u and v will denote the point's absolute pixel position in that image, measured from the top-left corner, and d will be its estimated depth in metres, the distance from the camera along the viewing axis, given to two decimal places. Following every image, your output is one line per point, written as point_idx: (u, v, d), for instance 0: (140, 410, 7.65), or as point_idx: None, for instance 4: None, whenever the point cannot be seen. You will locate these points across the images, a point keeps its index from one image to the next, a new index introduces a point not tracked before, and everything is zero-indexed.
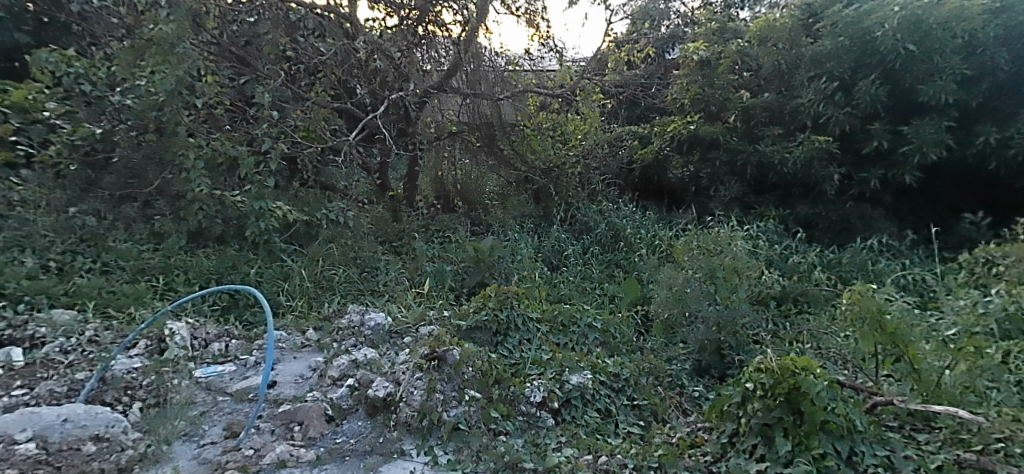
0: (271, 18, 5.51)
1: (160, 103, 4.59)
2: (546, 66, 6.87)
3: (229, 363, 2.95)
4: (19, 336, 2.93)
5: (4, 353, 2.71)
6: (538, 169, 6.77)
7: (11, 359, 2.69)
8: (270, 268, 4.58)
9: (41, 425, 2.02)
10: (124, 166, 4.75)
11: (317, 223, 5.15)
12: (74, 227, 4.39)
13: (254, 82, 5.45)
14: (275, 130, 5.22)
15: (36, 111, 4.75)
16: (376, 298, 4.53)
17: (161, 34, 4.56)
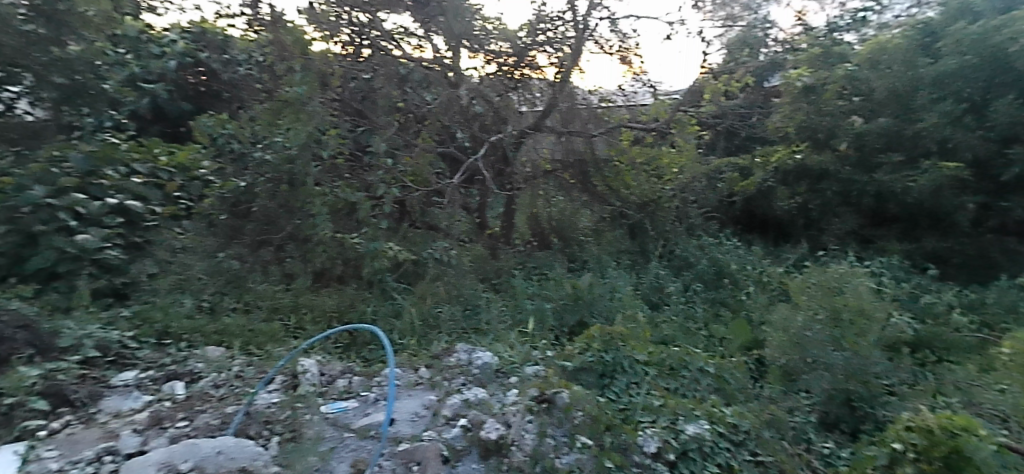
0: (385, 74, 5.92)
1: (293, 157, 5.09)
2: (639, 100, 6.76)
3: (352, 399, 3.13)
4: (183, 370, 3.45)
5: (169, 387, 3.21)
6: (634, 204, 6.77)
7: (175, 393, 3.16)
8: (383, 307, 4.82)
9: (199, 456, 2.21)
10: (262, 214, 5.26)
11: (424, 262, 5.34)
12: (222, 270, 4.91)
13: (368, 134, 5.84)
14: (389, 175, 5.55)
15: (195, 169, 5.56)
16: (480, 337, 4.59)
17: (294, 95, 5.18)
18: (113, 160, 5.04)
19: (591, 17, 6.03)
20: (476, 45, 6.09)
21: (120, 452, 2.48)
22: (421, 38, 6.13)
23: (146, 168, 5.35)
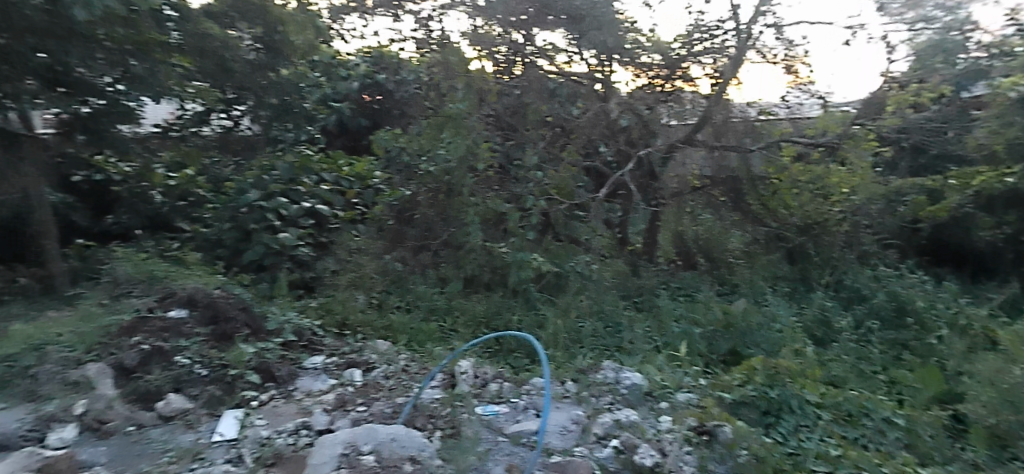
0: (534, 89, 5.93)
1: (450, 170, 5.46)
2: (805, 113, 6.13)
3: (503, 404, 3.25)
4: (359, 359, 3.88)
5: (349, 373, 3.62)
6: (794, 226, 6.24)
7: (354, 379, 3.55)
8: (528, 316, 4.88)
9: (376, 441, 2.42)
10: (422, 221, 5.65)
11: (566, 275, 5.32)
12: (387, 271, 5.41)
13: (518, 147, 5.92)
14: (538, 188, 5.63)
15: (369, 179, 6.25)
16: (624, 356, 4.39)
17: (456, 111, 5.51)
18: (308, 169, 5.94)
19: (755, 24, 5.73)
20: (625, 58, 5.94)
21: (313, 428, 2.83)
22: (571, 53, 5.99)
23: (331, 177, 6.20)
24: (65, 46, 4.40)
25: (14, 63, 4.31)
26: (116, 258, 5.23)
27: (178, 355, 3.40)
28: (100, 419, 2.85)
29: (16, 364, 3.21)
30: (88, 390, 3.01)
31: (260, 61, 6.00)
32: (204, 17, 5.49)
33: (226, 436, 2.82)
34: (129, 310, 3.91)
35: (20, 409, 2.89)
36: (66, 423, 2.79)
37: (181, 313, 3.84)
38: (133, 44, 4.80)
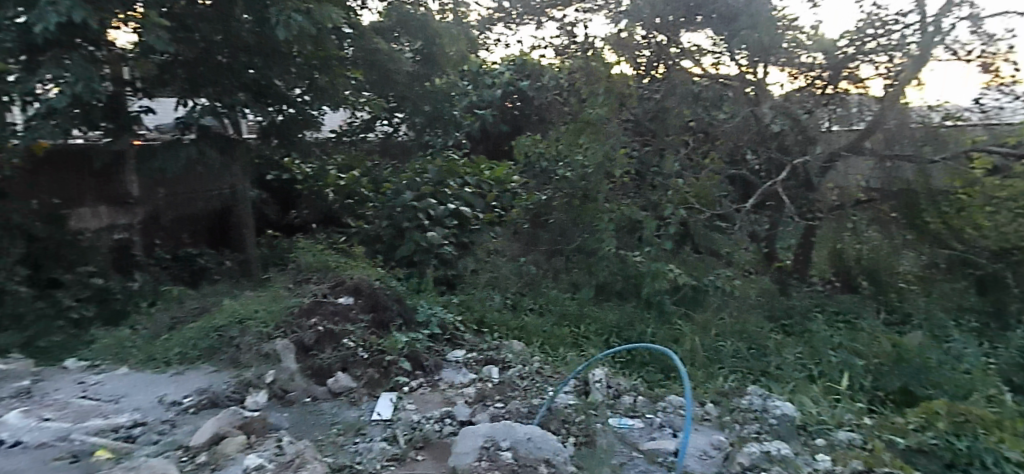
0: (679, 93, 5.39)
1: (586, 175, 5.44)
2: (1009, 119, 4.90)
3: (638, 419, 3.19)
4: (497, 357, 4.04)
5: (488, 370, 3.80)
6: (986, 250, 5.04)
7: (491, 375, 3.72)
8: (663, 330, 4.75)
9: (514, 438, 2.53)
10: (556, 226, 5.68)
11: (704, 289, 5.07)
12: (521, 274, 5.55)
13: (657, 154, 5.57)
14: (677, 196, 5.30)
15: (507, 183, 6.50)
16: (770, 382, 4.09)
17: (595, 117, 5.38)
18: (454, 173, 6.46)
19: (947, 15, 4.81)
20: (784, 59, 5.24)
21: (456, 418, 3.04)
22: (719, 53, 5.43)
23: (473, 180, 6.58)
24: (266, 63, 5.33)
25: (230, 78, 5.30)
26: (297, 250, 6.24)
27: (345, 338, 3.81)
28: (284, 388, 3.32)
29: (226, 335, 3.97)
30: (277, 362, 3.55)
31: (418, 72, 6.51)
32: (373, 34, 6.10)
33: (382, 416, 3.12)
34: (308, 295, 4.47)
35: (228, 373, 3.62)
36: (259, 389, 3.33)
37: (348, 300, 4.27)
38: (317, 59, 5.58)
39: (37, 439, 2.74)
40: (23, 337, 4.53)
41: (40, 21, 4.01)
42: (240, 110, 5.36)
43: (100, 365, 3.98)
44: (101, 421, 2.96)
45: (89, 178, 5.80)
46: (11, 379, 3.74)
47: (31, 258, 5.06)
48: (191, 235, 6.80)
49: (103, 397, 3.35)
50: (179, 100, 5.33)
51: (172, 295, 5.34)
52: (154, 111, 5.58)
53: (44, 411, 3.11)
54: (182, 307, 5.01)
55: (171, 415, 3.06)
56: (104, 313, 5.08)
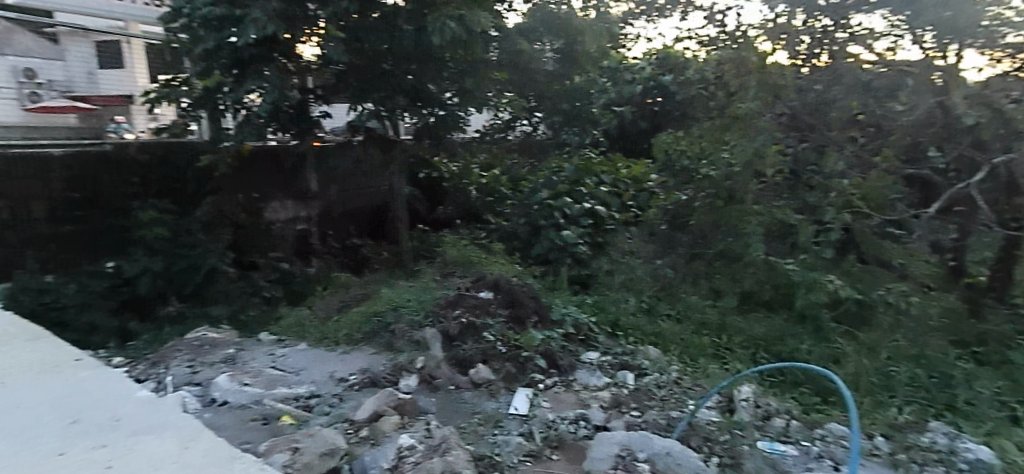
0: (846, 84, 4.70)
1: (732, 174, 5.10)
2: None
3: (792, 445, 2.91)
4: (632, 363, 3.92)
5: (623, 375, 3.71)
6: None
7: (627, 381, 3.63)
8: (821, 349, 4.27)
9: (653, 450, 2.44)
10: (697, 229, 5.42)
11: (871, 304, 4.44)
12: (658, 278, 5.37)
13: (816, 151, 5.03)
14: (840, 199, 4.81)
15: (644, 181, 6.28)
16: (956, 417, 3.53)
17: (745, 111, 4.91)
18: (591, 171, 6.30)
19: None
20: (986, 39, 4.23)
21: (591, 421, 3.01)
22: (898, 36, 4.55)
23: (610, 179, 6.36)
24: (426, 68, 5.70)
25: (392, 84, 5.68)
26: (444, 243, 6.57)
27: (486, 331, 3.95)
28: (432, 374, 3.50)
29: (384, 321, 4.28)
30: (425, 349, 3.78)
31: (559, 71, 6.67)
32: (517, 35, 6.08)
33: (519, 411, 3.17)
34: (452, 288, 4.67)
35: (385, 356, 3.88)
36: (410, 373, 3.53)
37: (487, 295, 4.43)
38: (467, 63, 5.81)
39: (238, 401, 3.13)
40: (233, 309, 5.33)
41: (245, 38, 4.72)
42: (398, 113, 5.82)
43: (285, 339, 4.48)
44: (287, 390, 3.32)
45: (279, 175, 6.69)
46: (220, 346, 4.27)
47: (236, 243, 6.12)
48: (356, 227, 7.35)
49: (287, 369, 3.76)
50: (350, 106, 5.89)
51: (340, 280, 5.95)
52: (330, 116, 6.07)
53: (243, 376, 3.50)
54: (346, 293, 5.53)
55: (340, 390, 3.36)
56: (288, 295, 5.91)
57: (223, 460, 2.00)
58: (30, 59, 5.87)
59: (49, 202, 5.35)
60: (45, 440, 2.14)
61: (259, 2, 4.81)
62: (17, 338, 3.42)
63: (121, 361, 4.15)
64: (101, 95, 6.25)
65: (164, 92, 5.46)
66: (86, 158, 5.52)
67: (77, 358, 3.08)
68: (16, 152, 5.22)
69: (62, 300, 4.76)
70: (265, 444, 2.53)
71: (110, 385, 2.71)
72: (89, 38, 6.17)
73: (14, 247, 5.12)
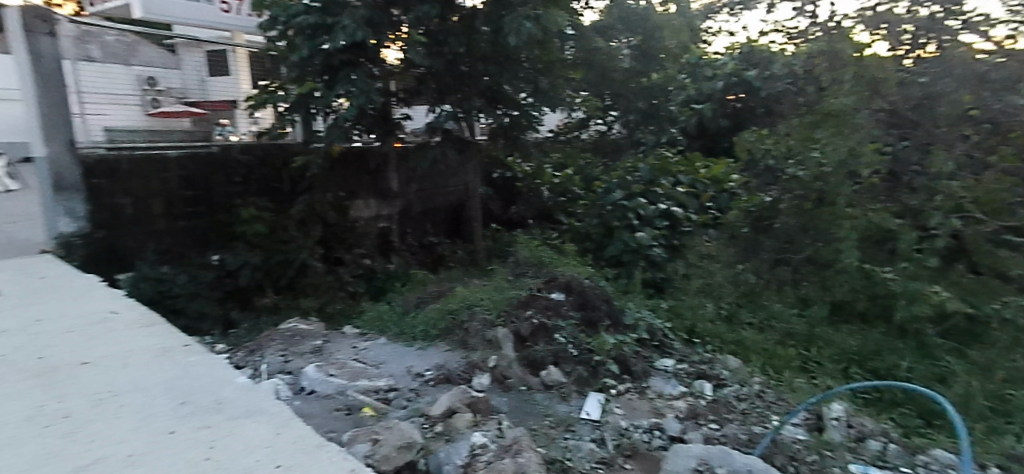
0: (957, 77, 4.38)
1: (826, 174, 4.70)
2: None
3: (888, 470, 2.67)
4: (711, 372, 3.77)
5: (701, 384, 3.57)
6: None
7: (704, 391, 3.49)
8: (925, 366, 3.91)
9: (733, 467, 2.32)
10: (783, 232, 5.10)
11: (985, 321, 3.98)
12: (739, 283, 5.13)
13: (919, 149, 4.65)
14: (948, 202, 4.34)
15: (725, 184, 6.09)
16: None
17: (840, 107, 4.59)
18: (667, 171, 6.18)
19: None
20: None
21: (666, 432, 2.91)
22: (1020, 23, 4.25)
23: (687, 179, 6.22)
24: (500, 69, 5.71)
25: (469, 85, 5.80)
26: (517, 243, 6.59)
27: (557, 332, 3.94)
28: (504, 374, 3.50)
29: (458, 318, 4.33)
30: (497, 348, 3.78)
31: (636, 68, 6.48)
32: (594, 33, 6.11)
33: (591, 416, 3.11)
34: (525, 288, 4.65)
35: (459, 353, 3.91)
36: (484, 371, 3.53)
37: (560, 296, 4.39)
38: (542, 63, 5.80)
39: (325, 391, 3.26)
40: (320, 302, 5.69)
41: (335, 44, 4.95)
42: (475, 115, 5.84)
43: (367, 332, 4.62)
44: (369, 382, 3.42)
45: (365, 175, 6.81)
46: (311, 336, 4.43)
47: (325, 240, 6.35)
48: (433, 226, 7.55)
49: (368, 361, 3.87)
50: (429, 107, 6.04)
51: (417, 277, 6.08)
52: (410, 118, 6.34)
53: (330, 366, 3.62)
54: (423, 290, 5.65)
55: (417, 384, 3.43)
56: (370, 290, 6.14)
57: (311, 447, 2.07)
58: (153, 67, 5.50)
59: (165, 198, 5.40)
60: (156, 420, 2.28)
61: (348, 11, 5.10)
62: (132, 320, 3.46)
63: (222, 349, 4.42)
64: (212, 99, 6.03)
65: (264, 97, 5.69)
66: (200, 160, 5.63)
67: (184, 344, 3.11)
68: (136, 151, 5.25)
69: (175, 289, 5.04)
70: (348, 434, 2.62)
71: (214, 371, 2.77)
72: (202, 48, 5.94)
73: (136, 237, 5.22)
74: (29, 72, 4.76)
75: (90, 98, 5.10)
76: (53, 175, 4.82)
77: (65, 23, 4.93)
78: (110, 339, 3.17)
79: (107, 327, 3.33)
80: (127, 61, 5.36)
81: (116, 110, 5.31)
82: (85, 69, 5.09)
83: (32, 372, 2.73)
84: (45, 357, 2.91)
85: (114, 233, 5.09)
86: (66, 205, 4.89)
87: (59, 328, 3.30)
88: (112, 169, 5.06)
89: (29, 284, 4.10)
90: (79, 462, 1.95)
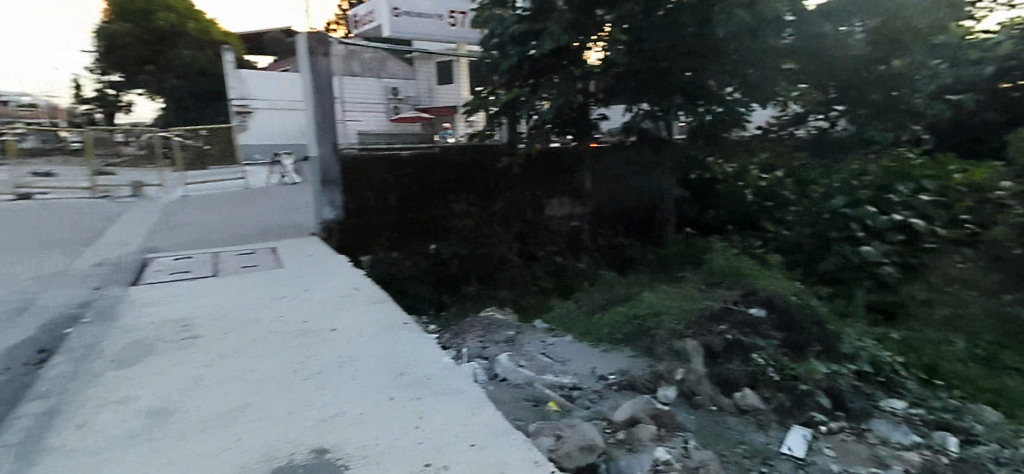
0: None
1: None
2: None
3: None
4: (958, 424, 3.07)
5: (942, 437, 2.92)
6: None
7: (947, 447, 2.85)
8: None
9: None
10: None
11: None
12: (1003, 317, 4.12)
13: None
14: None
15: (989, 191, 5.01)
16: None
17: None
18: (906, 177, 5.33)
19: None
20: None
21: None
22: None
23: (934, 185, 5.25)
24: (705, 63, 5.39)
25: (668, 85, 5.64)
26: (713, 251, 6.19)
27: (754, 352, 3.55)
28: (692, 389, 3.24)
29: (645, 324, 4.13)
30: (685, 361, 3.52)
31: (871, 56, 5.79)
32: (821, 17, 5.52)
33: (794, 453, 2.73)
34: (720, 300, 4.28)
35: (643, 362, 3.72)
36: (670, 384, 3.31)
37: (760, 313, 3.98)
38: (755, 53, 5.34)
39: (515, 380, 3.29)
40: (512, 295, 5.87)
41: (543, 48, 5.21)
42: (674, 113, 5.72)
43: (555, 329, 4.64)
44: (555, 377, 3.40)
45: (562, 174, 6.86)
46: (504, 327, 4.53)
47: (523, 236, 6.59)
48: (624, 228, 7.29)
49: (555, 357, 3.87)
50: (626, 107, 6.04)
51: (607, 278, 6.00)
52: (607, 118, 6.31)
53: (520, 357, 3.67)
54: (611, 291, 5.55)
55: (601, 387, 3.34)
56: (559, 288, 6.18)
57: (501, 432, 2.11)
58: (395, 79, 6.08)
59: (399, 192, 5.98)
60: (379, 386, 2.53)
61: (556, 16, 5.26)
62: (368, 296, 3.88)
63: (432, 329, 4.76)
64: (438, 105, 6.35)
65: (477, 103, 5.97)
66: (425, 160, 6.10)
67: (404, 321, 3.39)
68: (378, 151, 5.92)
69: (402, 272, 5.74)
70: (532, 425, 2.61)
71: (425, 349, 2.96)
72: (433, 60, 6.21)
73: (375, 225, 5.93)
74: (312, 88, 5.65)
75: (349, 107, 5.88)
76: (323, 171, 5.73)
77: (336, 45, 5.73)
78: (353, 310, 3.60)
79: (349, 300, 3.81)
80: (377, 74, 6.03)
81: (365, 117, 5.98)
82: (348, 83, 5.87)
83: (297, 333, 3.21)
84: (308, 321, 3.40)
85: (360, 220, 5.87)
86: (330, 195, 5.81)
87: (316, 298, 3.85)
88: (361, 167, 5.83)
89: (300, 259, 4.89)
90: (322, 415, 2.27)
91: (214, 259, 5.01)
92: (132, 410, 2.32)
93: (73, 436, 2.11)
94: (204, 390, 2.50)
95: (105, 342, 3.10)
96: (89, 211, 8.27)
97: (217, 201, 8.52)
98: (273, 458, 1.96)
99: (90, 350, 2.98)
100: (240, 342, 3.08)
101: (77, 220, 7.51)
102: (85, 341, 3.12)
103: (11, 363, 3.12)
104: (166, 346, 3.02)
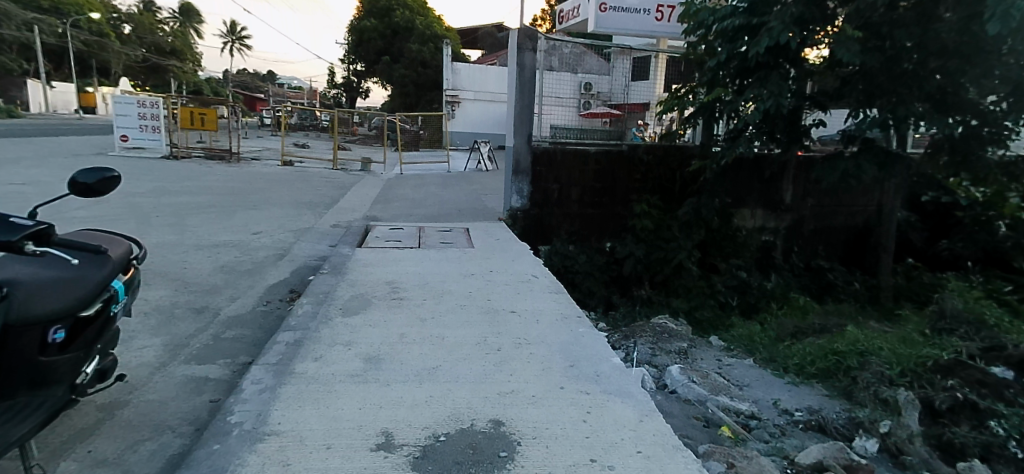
0: None
1: None
2: None
3: None
4: None
5: None
6: None
7: None
8: None
9: None
10: None
11: None
12: None
13: None
14: None
15: None
16: None
17: None
18: None
19: None
20: None
21: None
22: None
23: None
24: (964, 65, 4.62)
25: (914, 87, 4.81)
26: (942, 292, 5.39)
27: (991, 419, 2.95)
28: (900, 448, 2.77)
29: (846, 362, 3.66)
30: (895, 413, 3.03)
31: None
32: None
33: None
34: (949, 350, 3.61)
35: (842, 404, 3.30)
36: (871, 435, 2.91)
37: (1007, 374, 3.29)
38: None
39: (685, 395, 3.09)
40: (688, 305, 5.56)
41: (757, 47, 4.74)
42: (912, 122, 4.76)
43: (733, 348, 4.32)
44: (730, 400, 3.16)
45: (758, 183, 6.34)
46: (677, 338, 4.29)
47: (704, 244, 6.11)
48: (826, 248, 6.75)
49: (732, 379, 3.60)
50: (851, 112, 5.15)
51: (800, 304, 5.42)
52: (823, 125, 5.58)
53: (693, 372, 3.44)
54: (804, 319, 4.99)
55: (786, 424, 3.01)
56: (742, 305, 5.73)
57: (670, 446, 2.01)
58: (590, 74, 5.92)
59: (582, 187, 6.07)
60: (553, 374, 2.56)
61: (778, 10, 4.79)
62: (546, 285, 3.96)
63: (602, 328, 4.70)
64: (631, 102, 6.23)
65: (673, 101, 5.82)
66: (613, 157, 6.08)
67: (579, 314, 3.40)
68: (569, 146, 6.04)
69: (575, 266, 5.74)
70: (702, 446, 2.44)
71: (597, 345, 2.95)
72: (631, 54, 6.20)
73: (557, 217, 6.07)
74: (514, 81, 5.89)
75: (546, 102, 6.01)
76: (514, 160, 5.91)
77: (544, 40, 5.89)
78: (534, 296, 3.70)
79: (528, 287, 3.92)
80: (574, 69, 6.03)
81: (559, 111, 6.04)
82: (547, 77, 5.97)
83: (484, 310, 3.40)
84: (493, 299, 3.59)
85: (543, 212, 6.03)
86: (518, 185, 5.95)
87: (501, 280, 4.03)
88: (550, 158, 5.96)
89: (488, 242, 5.16)
90: (500, 390, 2.37)
91: (419, 232, 5.51)
92: (353, 352, 2.64)
93: (310, 365, 2.48)
94: (408, 347, 2.76)
95: (336, 291, 3.59)
96: (328, 179, 9.71)
97: (425, 181, 9.39)
98: (458, 420, 2.09)
99: (326, 297, 3.47)
100: (438, 309, 3.36)
101: (319, 186, 8.81)
102: (322, 288, 3.65)
103: (271, 298, 3.76)
104: (380, 303, 3.40)
